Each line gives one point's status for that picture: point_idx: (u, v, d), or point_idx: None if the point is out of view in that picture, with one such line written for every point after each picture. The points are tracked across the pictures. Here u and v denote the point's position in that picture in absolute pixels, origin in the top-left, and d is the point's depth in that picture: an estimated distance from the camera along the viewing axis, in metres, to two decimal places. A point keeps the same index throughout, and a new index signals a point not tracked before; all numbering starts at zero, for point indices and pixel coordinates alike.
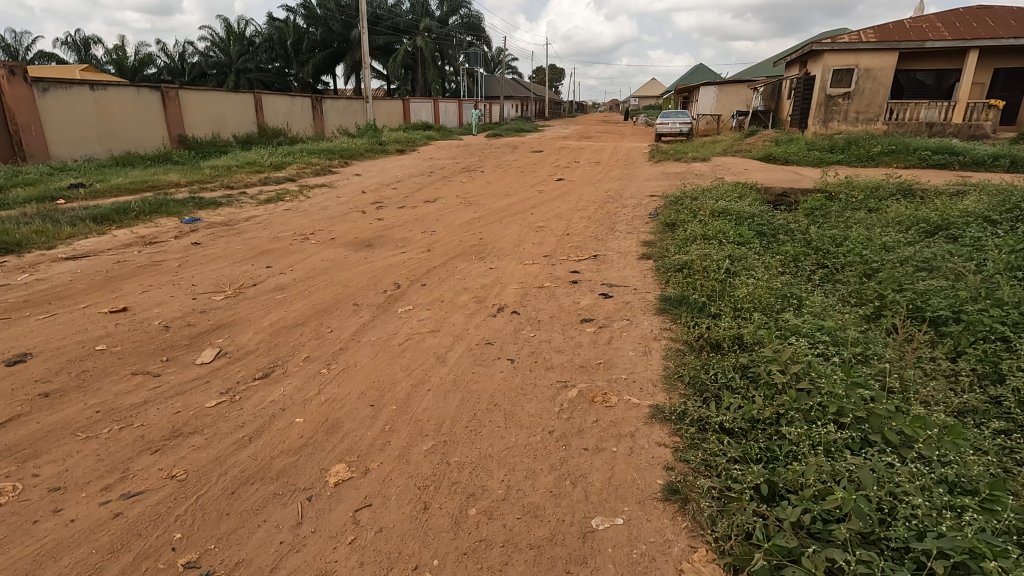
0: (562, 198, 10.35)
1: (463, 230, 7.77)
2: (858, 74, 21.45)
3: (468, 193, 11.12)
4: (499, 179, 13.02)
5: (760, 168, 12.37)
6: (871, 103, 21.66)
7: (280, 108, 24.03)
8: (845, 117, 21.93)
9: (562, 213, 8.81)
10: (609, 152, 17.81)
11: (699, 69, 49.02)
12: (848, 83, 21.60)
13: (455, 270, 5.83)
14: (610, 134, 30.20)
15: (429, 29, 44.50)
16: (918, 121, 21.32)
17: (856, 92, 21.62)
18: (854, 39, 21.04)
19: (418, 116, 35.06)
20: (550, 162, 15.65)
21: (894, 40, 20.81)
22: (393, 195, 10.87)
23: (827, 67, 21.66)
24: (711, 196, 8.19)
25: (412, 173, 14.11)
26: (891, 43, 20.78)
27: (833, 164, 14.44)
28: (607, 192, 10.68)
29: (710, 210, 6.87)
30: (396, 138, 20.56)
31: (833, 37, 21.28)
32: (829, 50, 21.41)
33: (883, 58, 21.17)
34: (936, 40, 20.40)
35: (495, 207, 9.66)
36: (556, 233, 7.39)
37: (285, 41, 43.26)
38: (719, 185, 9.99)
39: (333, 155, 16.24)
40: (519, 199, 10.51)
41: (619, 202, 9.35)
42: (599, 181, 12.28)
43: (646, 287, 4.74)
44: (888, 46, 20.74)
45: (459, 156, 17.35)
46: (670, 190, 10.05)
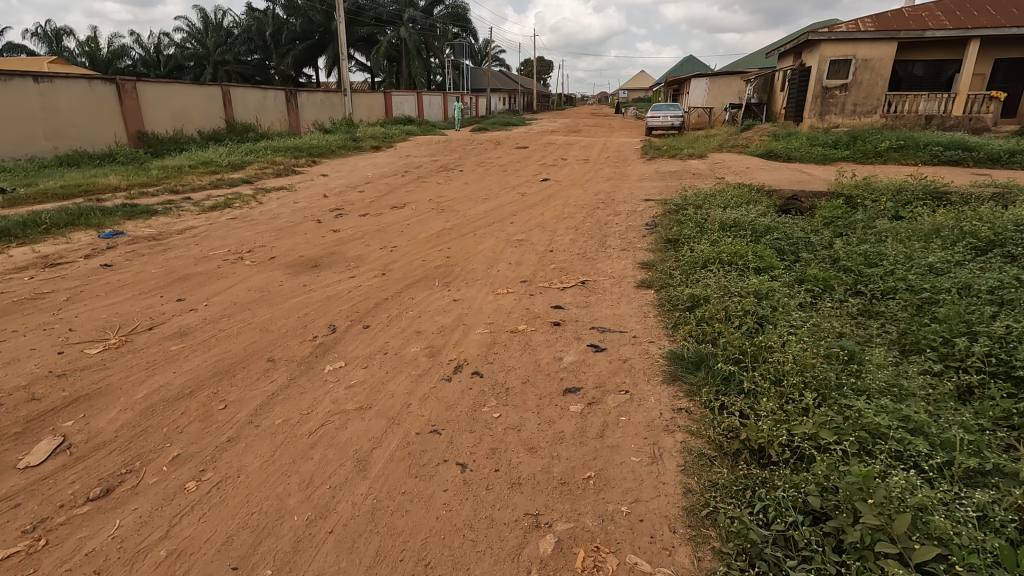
0: (547, 202, 9.27)
1: (430, 245, 6.66)
2: (856, 65, 20.50)
3: (442, 197, 10.00)
4: (478, 179, 11.89)
5: (763, 166, 11.33)
6: (869, 95, 20.70)
7: (251, 102, 22.64)
8: (842, 110, 20.95)
9: (545, 221, 7.72)
10: (599, 148, 16.71)
11: (689, 61, 47.91)
12: (845, 75, 20.66)
13: (411, 303, 4.73)
14: (600, 128, 29.12)
15: (414, 20, 43.05)
16: (917, 113, 20.37)
17: (853, 84, 20.67)
18: (852, 28, 20.04)
19: (401, 109, 33.70)
20: (535, 160, 14.52)
21: (893, 28, 19.86)
22: (358, 200, 9.71)
23: (823, 57, 20.71)
24: (716, 202, 7.15)
25: (385, 173, 12.93)
26: (890, 32, 19.79)
27: (838, 161, 13.46)
28: (596, 195, 9.60)
29: (718, 222, 5.83)
30: (373, 133, 19.30)
31: (830, 26, 20.27)
32: (826, 40, 20.42)
33: (882, 48, 20.21)
34: (936, 30, 19.46)
35: (470, 214, 8.55)
36: (536, 249, 6.31)
37: (263, 31, 41.64)
38: (720, 187, 8.98)
39: (301, 153, 15.00)
40: (499, 203, 9.41)
41: (610, 207, 8.27)
42: (588, 182, 11.21)
43: (649, 335, 3.68)
44: (886, 35, 19.79)
45: (438, 153, 16.17)
46: (667, 194, 9.01)
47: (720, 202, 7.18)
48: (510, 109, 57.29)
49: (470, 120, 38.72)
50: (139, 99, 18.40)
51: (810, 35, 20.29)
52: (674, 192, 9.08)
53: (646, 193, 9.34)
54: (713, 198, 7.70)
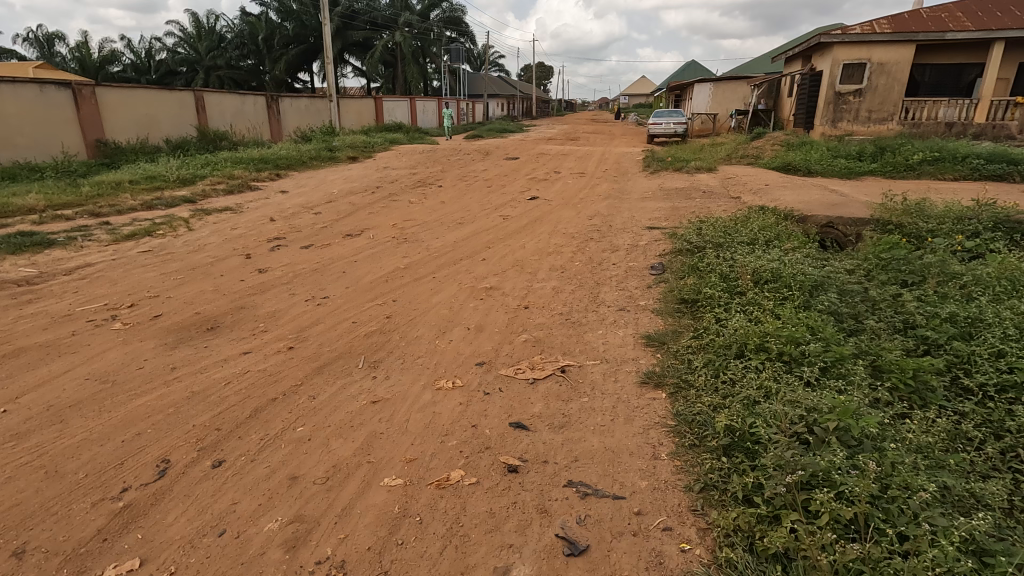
0: (530, 229, 7.75)
1: (371, 295, 5.14)
2: (870, 69, 19.01)
3: (409, 221, 8.49)
4: (456, 198, 10.40)
5: (783, 184, 9.83)
6: (885, 101, 19.19)
7: (227, 109, 21.24)
8: (855, 117, 19.46)
9: (523, 258, 6.21)
10: (597, 158, 15.28)
11: (692, 65, 46.46)
12: (859, 79, 19.20)
13: (307, 410, 3.20)
14: (600, 135, 27.69)
15: (409, 24, 41.87)
16: (936, 120, 18.87)
17: (868, 89, 19.18)
18: (868, 30, 18.57)
19: (392, 115, 32.32)
20: (524, 173, 13.03)
21: (911, 30, 18.38)
22: (307, 225, 8.21)
23: (836, 61, 19.24)
24: (738, 236, 5.63)
25: (354, 189, 11.46)
26: (908, 34, 18.32)
27: (864, 176, 11.96)
28: (590, 221, 8.07)
29: (751, 273, 4.30)
30: (352, 142, 17.85)
31: (843, 27, 18.77)
32: (838, 42, 18.93)
33: (899, 51, 18.70)
34: (957, 31, 18.00)
35: (436, 245, 7.02)
36: (506, 305, 4.78)
37: (255, 36, 40.47)
38: (737, 213, 7.50)
39: (266, 165, 13.55)
40: (473, 230, 7.87)
41: (605, 239, 6.75)
42: (582, 202, 9.71)
43: (661, 513, 2.21)
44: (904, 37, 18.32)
45: (419, 165, 14.69)
46: (674, 220, 7.53)
47: (745, 236, 5.65)
48: (508, 115, 55.95)
49: (466, 127, 37.33)
50: (99, 105, 16.99)
51: (822, 37, 18.78)
52: (681, 219, 7.55)
53: (648, 219, 7.83)
54: (732, 227, 6.18)
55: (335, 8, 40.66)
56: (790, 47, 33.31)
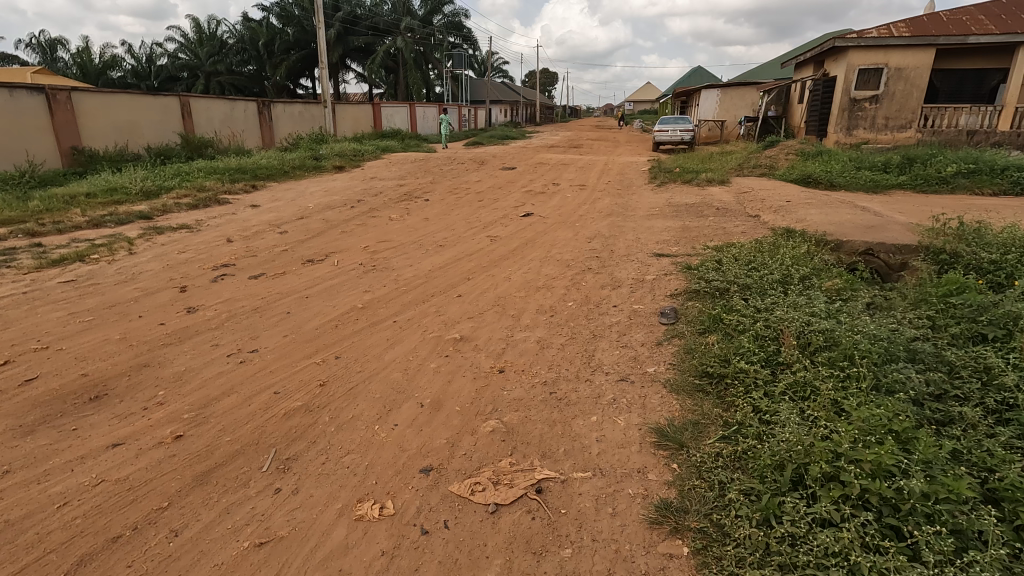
0: (519, 255, 6.72)
1: (311, 349, 4.12)
2: (887, 75, 17.92)
3: (382, 243, 7.49)
4: (442, 214, 9.40)
5: (807, 201, 8.80)
6: (903, 107, 18.07)
7: (214, 115, 20.38)
8: (872, 124, 18.35)
9: (505, 295, 5.18)
10: (600, 169, 14.30)
11: (699, 72, 45.53)
12: (875, 85, 18.10)
13: (156, 561, 2.18)
14: (603, 143, 26.77)
15: (411, 29, 41.32)
16: (957, 128, 17.81)
17: (885, 96, 18.07)
18: (886, 33, 17.53)
19: (391, 122, 31.49)
20: (520, 185, 12.04)
21: (931, 33, 17.29)
22: (266, 248, 7.22)
23: (851, 66, 18.15)
24: (770, 273, 4.56)
25: (332, 203, 10.50)
26: (927, 38, 17.23)
27: (893, 190, 10.91)
28: (590, 244, 7.05)
29: (796, 334, 3.25)
30: (341, 150, 16.97)
31: (859, 31, 17.73)
32: (853, 47, 17.87)
33: (917, 55, 17.60)
34: (980, 35, 16.94)
35: (406, 276, 5.99)
36: (476, 366, 3.75)
37: (255, 41, 39.93)
38: (757, 238, 6.46)
39: (242, 176, 12.62)
40: (451, 255, 6.86)
41: (605, 270, 5.71)
42: (581, 220, 8.68)
43: None
44: (923, 41, 17.22)
45: (408, 176, 13.71)
46: (685, 246, 6.50)
47: (776, 272, 4.60)
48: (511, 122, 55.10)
49: (466, 134, 36.43)
50: (75, 110, 16.13)
51: (836, 40, 17.71)
52: (693, 245, 6.51)
53: (655, 244, 6.81)
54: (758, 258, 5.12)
55: (337, 13, 40.14)
56: (800, 52, 32.26)
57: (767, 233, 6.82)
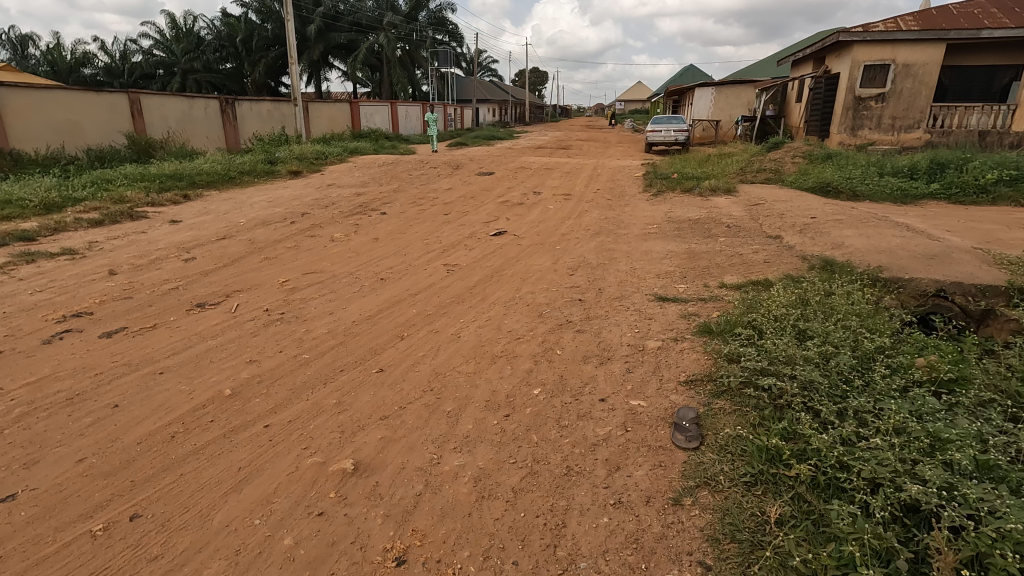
0: (477, 295, 5.13)
1: (102, 496, 2.50)
2: (894, 71, 16.46)
3: (308, 276, 5.89)
4: (395, 233, 7.81)
5: (835, 217, 7.30)
6: (911, 107, 16.60)
7: (169, 114, 18.60)
8: (878, 124, 16.90)
9: (445, 372, 3.59)
10: (588, 174, 12.79)
11: (691, 70, 44.23)
12: (881, 82, 16.68)
13: None
14: (593, 144, 25.35)
15: (395, 25, 39.82)
16: (967, 129, 16.38)
17: (892, 94, 16.61)
18: (892, 27, 16.07)
19: (370, 121, 29.82)
20: (495, 195, 10.46)
21: (942, 26, 15.81)
22: (153, 284, 5.58)
23: (856, 62, 16.72)
24: (837, 353, 3.01)
25: (271, 218, 8.88)
26: (938, 32, 15.75)
27: (923, 201, 9.47)
28: (572, 279, 5.48)
29: (949, 534, 1.70)
30: (302, 152, 15.32)
31: (865, 24, 16.29)
32: (858, 41, 16.44)
33: (927, 50, 16.13)
34: (994, 28, 15.41)
35: (319, 331, 4.36)
36: (359, 550, 2.16)
37: (232, 37, 38.14)
38: (785, 278, 4.93)
39: (177, 183, 10.96)
40: (389, 295, 5.25)
41: (589, 324, 4.14)
42: (563, 241, 7.13)
43: None
44: (933, 35, 15.74)
45: (371, 183, 12.09)
46: (692, 287, 4.97)
47: (845, 349, 3.04)
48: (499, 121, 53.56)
49: (451, 134, 34.82)
50: None
51: (839, 35, 16.31)
52: (703, 287, 4.97)
53: (655, 281, 5.26)
54: (808, 316, 3.57)
55: (317, 8, 38.49)
56: (798, 49, 30.89)
57: (799, 269, 5.26)
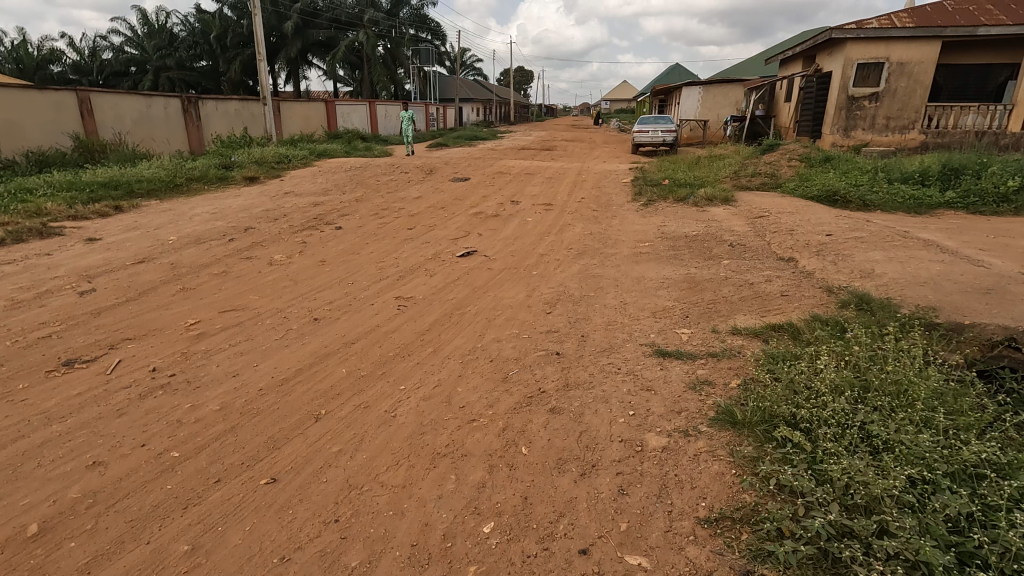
0: (429, 346, 4.07)
1: None
2: (888, 70, 15.53)
3: (225, 316, 4.78)
4: (346, 254, 6.72)
5: (854, 234, 6.35)
6: (905, 106, 15.68)
7: (124, 113, 17.24)
8: (871, 125, 15.97)
9: (361, 488, 2.52)
10: (572, 180, 11.78)
11: (677, 69, 43.57)
12: (875, 81, 15.74)
13: None
14: (579, 145, 24.38)
15: (375, 22, 38.61)
16: (962, 130, 15.50)
17: (886, 92, 15.68)
18: (887, 23, 15.19)
19: (347, 121, 28.55)
20: (468, 205, 9.39)
21: (938, 23, 14.93)
22: (22, 330, 4.44)
23: (849, 60, 15.71)
24: (935, 485, 2.02)
25: (208, 234, 7.74)
26: (934, 28, 14.87)
27: (939, 211, 8.60)
28: (548, 321, 4.45)
29: None
30: (263, 155, 14.10)
31: (859, 21, 15.39)
32: (851, 38, 15.46)
33: (922, 48, 15.24)
34: (991, 26, 14.47)
35: (210, 406, 3.27)
36: None
37: (206, 34, 36.58)
38: (802, 332, 3.82)
39: (110, 194, 9.75)
40: (318, 345, 4.17)
41: (568, 400, 3.09)
42: (541, 265, 6.10)
43: None
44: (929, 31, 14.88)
45: (333, 190, 10.94)
46: (695, 337, 3.96)
47: (940, 475, 2.06)
48: (482, 121, 52.46)
49: (433, 134, 33.62)
50: None
51: (832, 32, 15.43)
52: (713, 338, 3.94)
53: (652, 326, 4.24)
54: (867, 401, 2.57)
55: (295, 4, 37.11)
56: (787, 47, 30.26)
57: (829, 311, 4.23)
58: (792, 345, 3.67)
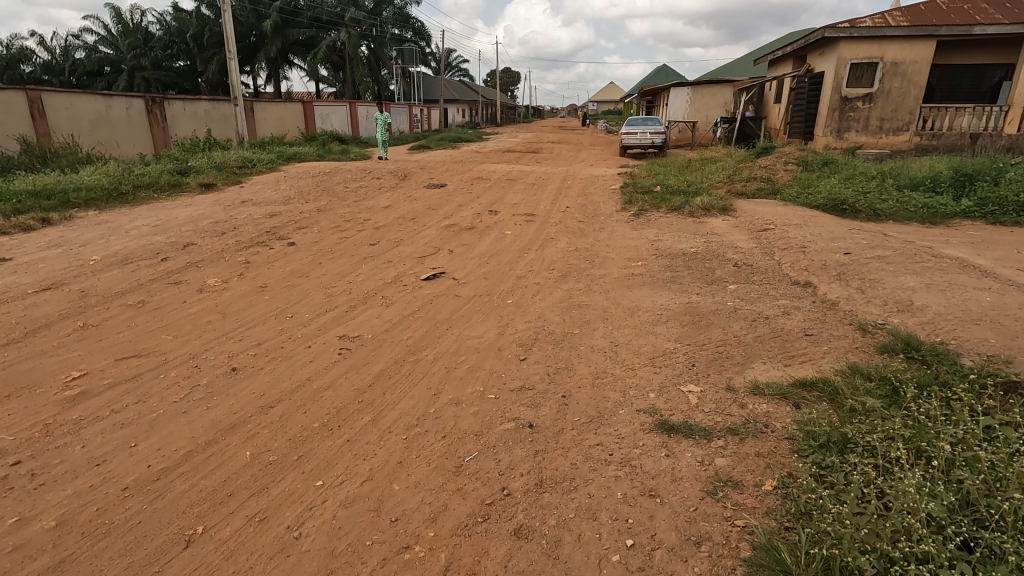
0: (366, 413, 3.18)
1: None
2: (882, 70, 14.84)
3: (120, 365, 3.84)
4: (292, 277, 5.79)
5: (874, 252, 5.57)
6: (899, 107, 15.00)
7: (81, 114, 16.08)
8: (865, 127, 15.30)
9: None
10: (557, 186, 10.93)
11: (664, 69, 43.01)
12: (869, 82, 15.05)
13: None
14: (565, 147, 23.57)
15: (356, 21, 37.51)
16: (956, 132, 14.84)
17: (880, 94, 15.00)
18: (880, 22, 14.50)
19: (326, 122, 27.52)
20: (441, 216, 8.49)
21: (932, 22, 14.24)
22: None
23: (841, 60, 15.01)
24: None
25: (138, 252, 6.76)
26: (928, 27, 14.17)
27: (955, 221, 7.88)
28: (520, 372, 3.57)
29: None
30: (224, 158, 13.08)
31: (852, 19, 14.67)
32: (844, 37, 14.75)
33: (916, 48, 14.55)
34: (987, 24, 13.84)
35: (42, 521, 2.36)
36: None
37: (182, 32, 35.26)
38: (841, 395, 2.98)
39: (41, 205, 8.73)
40: (225, 411, 3.25)
41: (540, 517, 2.23)
42: (517, 291, 5.24)
43: None
44: (923, 30, 14.18)
45: (295, 199, 9.96)
46: (702, 401, 3.10)
47: None
48: (468, 122, 51.55)
49: (416, 135, 32.64)
50: None
51: (825, 30, 14.70)
52: (729, 400, 3.09)
53: (649, 381, 3.39)
54: (973, 541, 1.78)
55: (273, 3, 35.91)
56: (777, 46, 29.70)
57: (868, 361, 3.40)
58: (833, 413, 2.84)
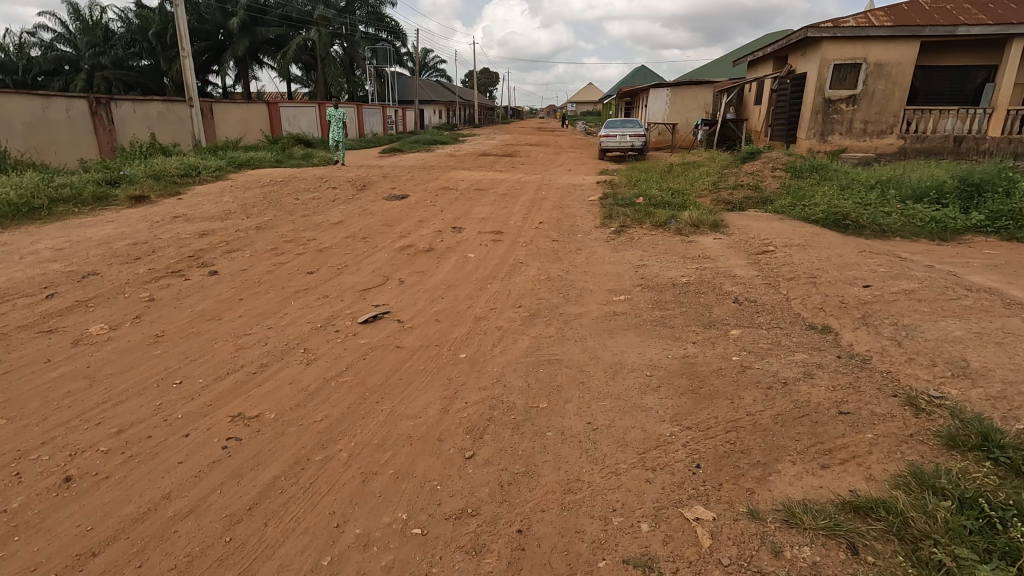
0: (229, 568, 2.17)
1: None
2: (866, 71, 14.15)
3: None
4: (199, 321, 4.72)
5: (895, 283, 4.71)
6: (883, 110, 14.34)
7: (13, 116, 14.57)
8: (849, 129, 14.59)
9: None
10: (531, 196, 9.97)
11: (644, 70, 42.33)
12: (853, 83, 14.36)
13: None
14: (544, 150, 22.63)
15: (326, 20, 36.08)
16: (940, 135, 14.22)
17: (864, 96, 14.33)
18: (863, 21, 13.79)
19: (293, 124, 26.22)
20: (397, 234, 7.46)
21: (917, 22, 13.56)
22: None
23: (824, 62, 14.26)
24: None
25: (21, 286, 5.60)
26: (913, 27, 13.50)
27: (967, 236, 7.14)
28: (462, 485, 2.59)
29: None
30: (165, 165, 11.83)
31: (835, 18, 13.93)
32: (827, 38, 14.01)
33: (900, 49, 13.90)
34: (972, 24, 13.17)
35: None
36: None
37: (142, 30, 33.53)
38: (920, 539, 2.05)
39: None
40: (19, 570, 2.21)
41: None
42: (471, 339, 4.25)
43: None
44: (908, 30, 13.52)
45: (235, 213, 8.83)
46: (713, 544, 2.14)
47: None
48: (445, 124, 50.39)
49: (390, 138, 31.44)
50: None
51: (807, 30, 13.93)
52: (755, 542, 2.15)
53: (639, 501, 2.43)
54: None
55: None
56: (758, 47, 29.14)
57: (937, 464, 2.49)
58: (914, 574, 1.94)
